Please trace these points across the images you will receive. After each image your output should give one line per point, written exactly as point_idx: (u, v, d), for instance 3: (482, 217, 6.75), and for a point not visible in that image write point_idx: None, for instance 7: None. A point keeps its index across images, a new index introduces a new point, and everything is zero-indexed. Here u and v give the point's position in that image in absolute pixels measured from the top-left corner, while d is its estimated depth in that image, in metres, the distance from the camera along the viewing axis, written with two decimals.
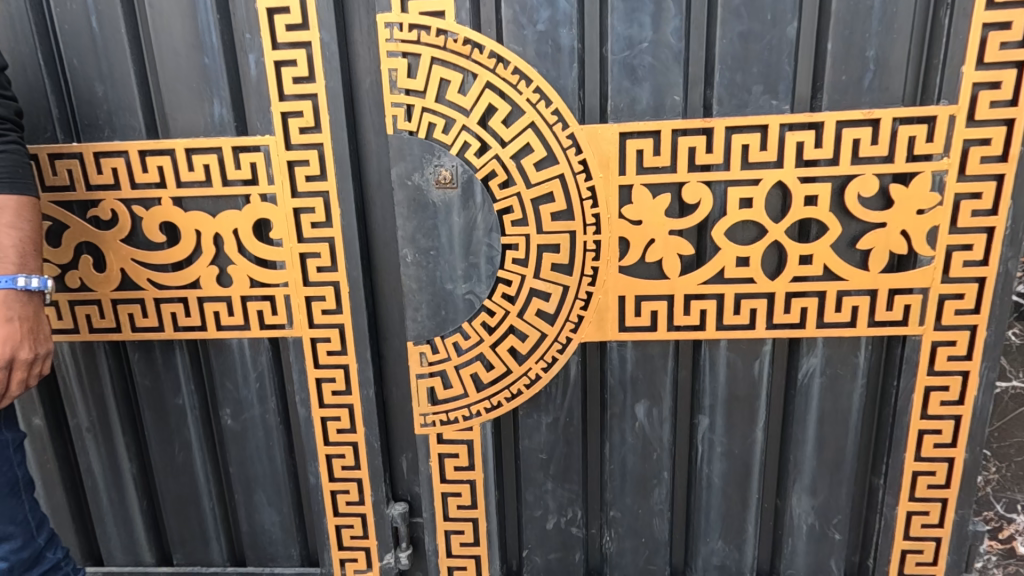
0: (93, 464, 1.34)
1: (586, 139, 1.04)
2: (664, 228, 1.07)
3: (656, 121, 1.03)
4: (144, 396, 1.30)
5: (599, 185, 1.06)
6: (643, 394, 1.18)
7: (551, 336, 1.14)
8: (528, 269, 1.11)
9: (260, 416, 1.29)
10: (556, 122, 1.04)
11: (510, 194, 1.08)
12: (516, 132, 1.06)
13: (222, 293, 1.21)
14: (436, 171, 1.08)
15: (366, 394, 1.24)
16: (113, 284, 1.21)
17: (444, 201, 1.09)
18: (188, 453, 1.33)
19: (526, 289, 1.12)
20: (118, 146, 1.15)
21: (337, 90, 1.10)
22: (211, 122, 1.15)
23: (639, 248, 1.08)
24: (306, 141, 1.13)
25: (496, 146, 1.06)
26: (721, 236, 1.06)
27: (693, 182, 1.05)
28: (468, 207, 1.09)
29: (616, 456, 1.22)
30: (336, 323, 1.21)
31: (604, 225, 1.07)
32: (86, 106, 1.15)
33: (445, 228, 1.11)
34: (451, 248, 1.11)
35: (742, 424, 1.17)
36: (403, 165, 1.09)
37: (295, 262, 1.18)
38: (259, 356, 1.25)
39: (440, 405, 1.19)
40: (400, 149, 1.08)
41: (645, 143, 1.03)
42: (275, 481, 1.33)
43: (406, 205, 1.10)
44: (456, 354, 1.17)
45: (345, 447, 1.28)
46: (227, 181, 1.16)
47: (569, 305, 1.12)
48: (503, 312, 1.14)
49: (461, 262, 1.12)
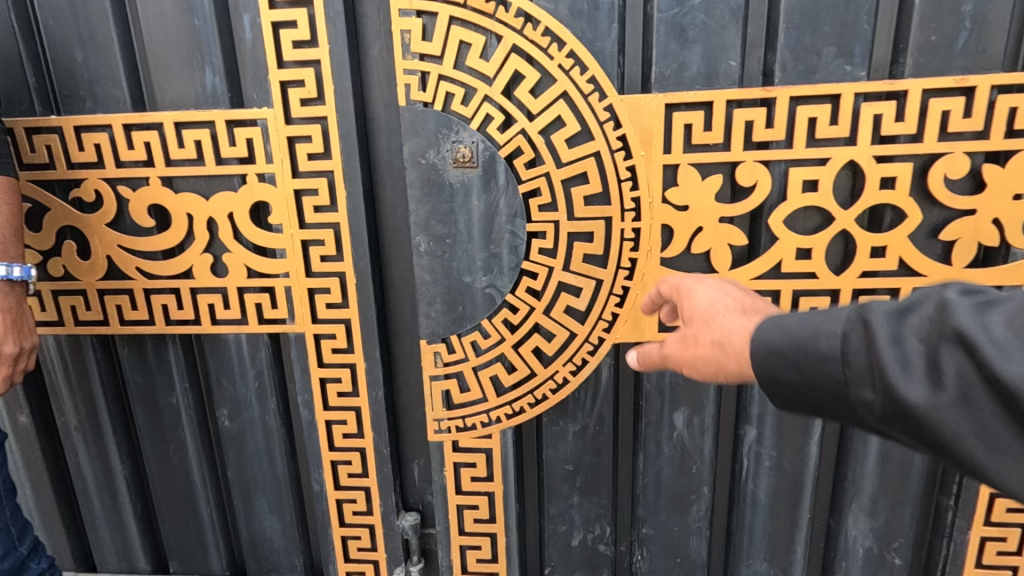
0: (83, 465, 1.25)
1: (626, 111, 0.90)
2: (713, 215, 0.93)
3: (708, 90, 0.89)
4: (135, 393, 1.20)
5: (640, 164, 0.92)
6: (682, 402, 1.05)
7: (581, 335, 1.01)
8: (557, 260, 0.98)
9: (259, 418, 1.18)
10: (592, 91, 0.90)
11: (538, 175, 0.95)
12: (545, 103, 0.92)
13: (217, 284, 1.10)
14: (455, 148, 0.95)
15: (375, 396, 1.13)
16: (99, 272, 1.11)
17: (462, 182, 0.96)
18: (184, 455, 1.23)
19: (554, 282, 0.99)
20: (101, 119, 1.03)
21: (342, 56, 0.98)
22: (202, 93, 1.03)
23: (684, 237, 0.95)
24: (308, 114, 1.01)
25: (523, 120, 0.93)
26: (780, 225, 0.93)
27: (749, 161, 0.91)
28: (489, 189, 0.96)
29: (651, 469, 1.10)
30: (341, 318, 1.09)
31: (645, 211, 0.94)
32: (66, 74, 1.04)
33: (463, 214, 0.98)
34: (470, 236, 0.99)
35: (794, 437, 1.04)
36: (416, 142, 0.96)
37: (297, 250, 1.06)
38: (258, 352, 1.15)
39: (455, 410, 1.08)
40: (412, 123, 0.95)
41: (695, 116, 0.89)
42: (276, 487, 1.23)
43: (419, 187, 0.98)
44: (475, 354, 1.05)
45: (351, 453, 1.17)
46: (221, 160, 1.04)
47: (603, 301, 0.99)
48: (528, 308, 1.01)
49: (481, 253, 0.99)
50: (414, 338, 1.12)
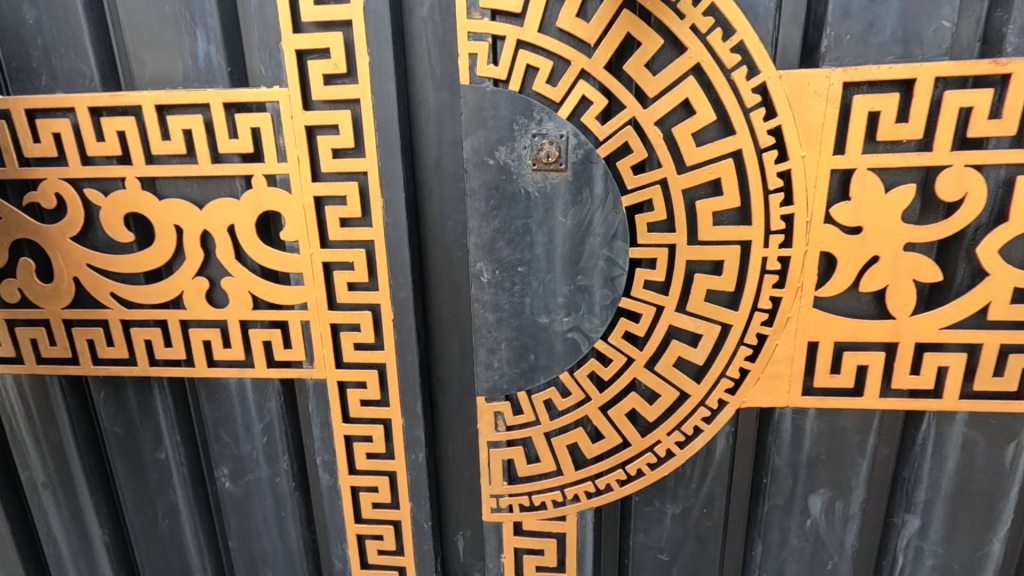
0: (54, 527, 1.02)
1: (790, 92, 0.70)
2: (897, 245, 0.74)
3: (911, 63, 0.69)
4: (114, 446, 0.96)
5: (808, 165, 0.72)
6: (824, 483, 0.87)
7: (695, 398, 0.81)
8: (669, 298, 0.78)
9: (269, 480, 0.95)
10: (739, 67, 0.71)
11: (647, 183, 0.74)
12: (667, 82, 0.72)
13: (216, 316, 0.85)
14: (535, 144, 0.73)
15: (414, 458, 0.89)
16: (65, 300, 0.86)
17: (543, 191, 0.75)
18: (176, 520, 1.00)
19: (663, 326, 0.79)
20: (61, 100, 0.78)
21: (382, 17, 0.72)
22: (193, 67, 0.78)
23: (858, 267, 0.75)
24: (333, 96, 0.75)
25: (635, 105, 0.72)
26: (995, 254, 0.74)
27: (959, 166, 0.72)
28: (579, 202, 0.74)
29: (772, 562, 0.92)
30: (374, 362, 0.85)
31: (798, 236, 0.75)
32: (14, 40, 0.79)
33: (543, 231, 0.76)
34: (551, 263, 0.77)
35: (971, 532, 0.87)
36: (483, 137, 0.74)
37: (317, 275, 0.81)
38: (267, 403, 0.91)
39: (518, 487, 0.87)
40: (479, 111, 0.73)
41: (888, 102, 0.70)
42: (289, 563, 0.99)
43: (485, 197, 0.76)
44: (548, 417, 0.84)
45: (382, 527, 0.93)
46: (220, 156, 0.79)
47: (729, 354, 0.79)
48: (625, 360, 0.81)
49: (565, 286, 0.78)
50: (468, 387, 0.88)
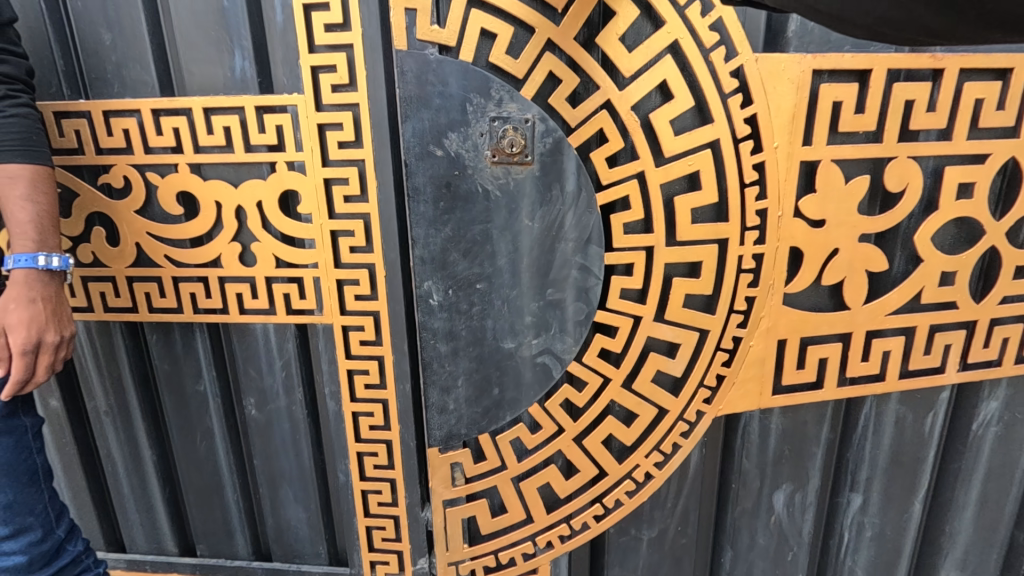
0: (112, 448, 1.26)
1: (765, 70, 0.96)
2: (853, 237, 1.06)
3: (869, 57, 0.97)
4: (162, 382, 1.20)
5: (783, 152, 1.00)
6: (785, 479, 1.28)
7: (674, 410, 1.13)
8: (648, 307, 1.06)
9: (286, 409, 1.18)
10: (716, 48, 0.95)
11: (629, 175, 0.99)
12: (640, 64, 0.95)
13: (245, 273, 1.09)
14: (492, 136, 0.95)
15: (402, 388, 1.13)
16: (128, 260, 1.10)
17: (501, 179, 0.97)
18: (210, 444, 1.24)
19: (644, 336, 1.08)
20: (129, 103, 1.01)
21: (376, 41, 0.95)
22: (231, 77, 1.01)
23: (821, 256, 1.07)
24: (338, 101, 0.98)
25: (609, 88, 0.95)
26: (927, 241, 1.08)
27: (902, 157, 1.03)
28: (543, 203, 0.99)
29: (751, 554, 1.35)
30: (370, 311, 1.08)
31: (771, 234, 1.04)
32: (93, 57, 1.02)
33: (506, 232, 1.00)
34: (513, 284, 1.03)
35: (898, 500, 1.31)
36: (428, 122, 0.95)
37: (325, 240, 1.04)
38: (285, 343, 1.14)
39: (478, 547, 1.21)
40: (421, 96, 0.93)
41: (848, 94, 0.98)
42: (303, 480, 1.24)
43: (434, 201, 0.99)
44: (514, 462, 1.15)
45: (377, 445, 1.17)
46: (251, 147, 1.02)
47: (708, 359, 1.10)
48: (607, 379, 1.10)
49: (532, 310, 1.05)
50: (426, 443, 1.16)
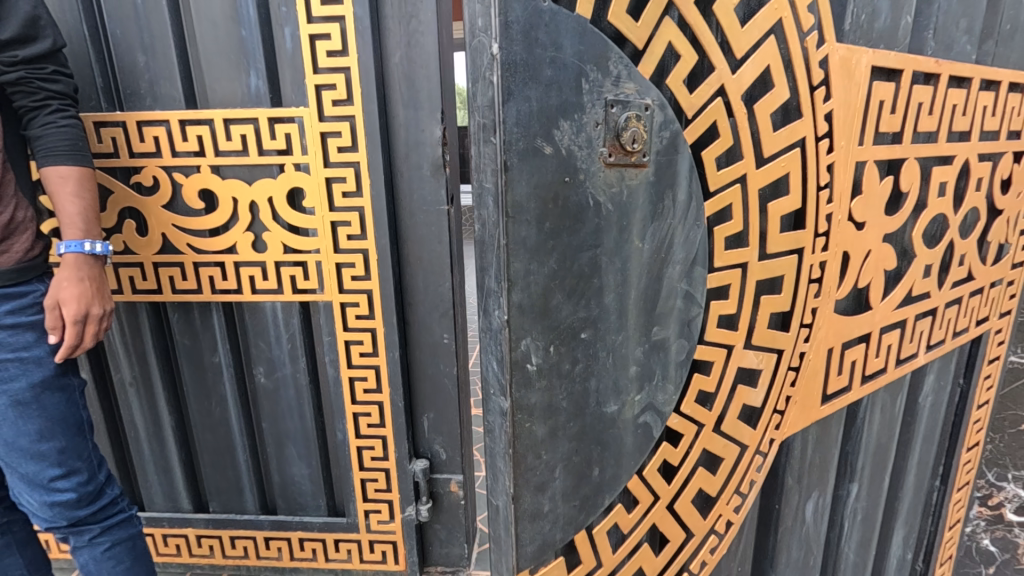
0: (134, 415, 1.44)
1: (840, 65, 0.66)
2: (881, 234, 0.79)
3: (899, 54, 0.71)
4: (183, 354, 1.38)
5: (841, 155, 0.70)
6: (815, 486, 0.93)
7: (752, 447, 0.74)
8: (738, 333, 0.67)
9: (292, 375, 1.38)
10: (812, 31, 0.62)
11: (730, 180, 0.61)
12: (753, 39, 0.59)
13: (257, 258, 1.28)
14: (615, 129, 0.52)
15: (392, 355, 1.33)
16: (155, 248, 1.28)
17: (618, 199, 0.55)
18: (224, 409, 1.42)
19: (733, 368, 0.68)
20: (159, 115, 1.20)
21: (368, 64, 1.15)
22: (247, 93, 1.20)
23: (858, 266, 0.77)
24: (339, 113, 1.18)
25: (722, 69, 0.58)
26: None
27: (913, 159, 0.78)
28: (660, 212, 0.57)
29: None
30: (364, 289, 1.28)
31: (835, 234, 0.73)
32: (129, 75, 1.21)
33: (618, 259, 0.57)
34: (621, 324, 0.59)
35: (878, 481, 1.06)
36: (536, 104, 0.49)
37: (327, 230, 1.24)
38: (291, 318, 1.34)
39: None
40: (533, 74, 0.48)
41: (890, 93, 0.72)
42: (305, 438, 1.43)
43: (536, 221, 0.52)
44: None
45: (371, 406, 1.37)
46: (263, 151, 1.21)
47: (780, 382, 0.74)
48: (697, 428, 0.68)
49: (639, 357, 0.61)
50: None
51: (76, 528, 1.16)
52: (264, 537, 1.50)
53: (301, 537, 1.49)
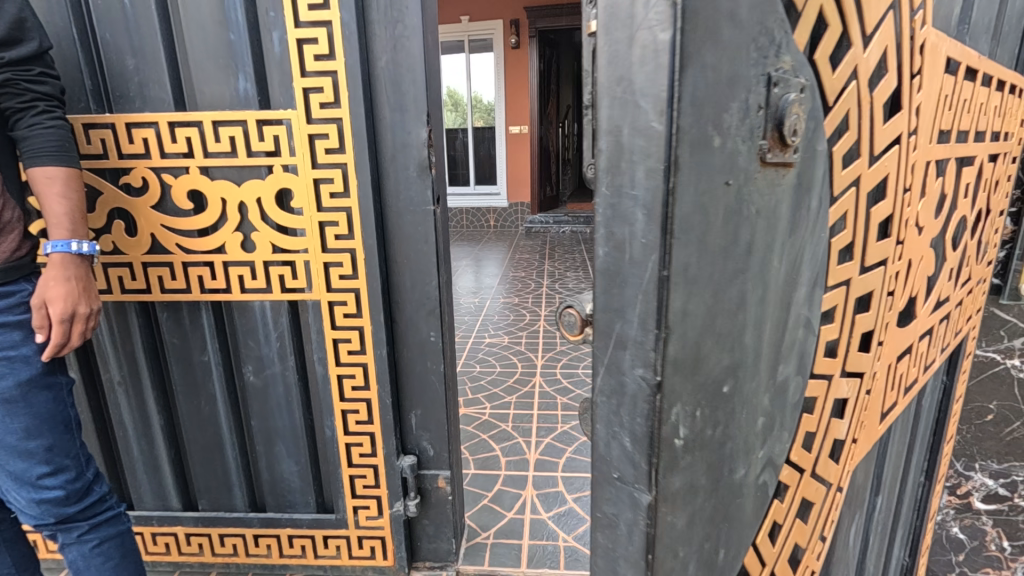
0: (123, 414, 1.45)
1: (929, 52, 0.63)
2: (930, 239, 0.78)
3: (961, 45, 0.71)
4: (172, 353, 1.40)
5: (918, 157, 0.67)
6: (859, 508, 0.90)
7: (834, 482, 0.69)
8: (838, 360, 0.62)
9: (281, 373, 1.40)
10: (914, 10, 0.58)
11: (850, 182, 0.54)
12: (880, 17, 0.52)
13: (246, 258, 1.30)
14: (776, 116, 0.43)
15: (379, 353, 1.35)
16: (144, 248, 1.29)
17: (768, 209, 0.47)
18: (214, 407, 1.44)
19: (829, 400, 0.63)
20: (149, 117, 1.22)
21: (355, 68, 1.17)
22: (236, 96, 1.22)
23: (914, 271, 0.75)
24: (326, 116, 1.20)
25: (859, 51, 0.50)
26: None
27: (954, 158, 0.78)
28: (797, 227, 0.50)
29: None
30: (352, 288, 1.31)
31: (906, 244, 0.70)
32: (119, 78, 1.23)
33: (764, 286, 0.49)
34: (759, 367, 0.52)
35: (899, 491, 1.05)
36: (713, 76, 0.39)
37: (315, 229, 1.27)
38: (280, 317, 1.36)
39: None
40: (719, 45, 0.39)
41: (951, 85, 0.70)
42: (295, 436, 1.45)
43: (702, 239, 0.43)
44: None
45: (359, 403, 1.39)
46: (252, 152, 1.23)
47: (857, 405, 0.70)
48: (800, 476, 0.62)
49: (766, 402, 0.54)
50: None
51: (64, 526, 1.17)
52: (253, 534, 1.51)
53: (290, 534, 1.50)
